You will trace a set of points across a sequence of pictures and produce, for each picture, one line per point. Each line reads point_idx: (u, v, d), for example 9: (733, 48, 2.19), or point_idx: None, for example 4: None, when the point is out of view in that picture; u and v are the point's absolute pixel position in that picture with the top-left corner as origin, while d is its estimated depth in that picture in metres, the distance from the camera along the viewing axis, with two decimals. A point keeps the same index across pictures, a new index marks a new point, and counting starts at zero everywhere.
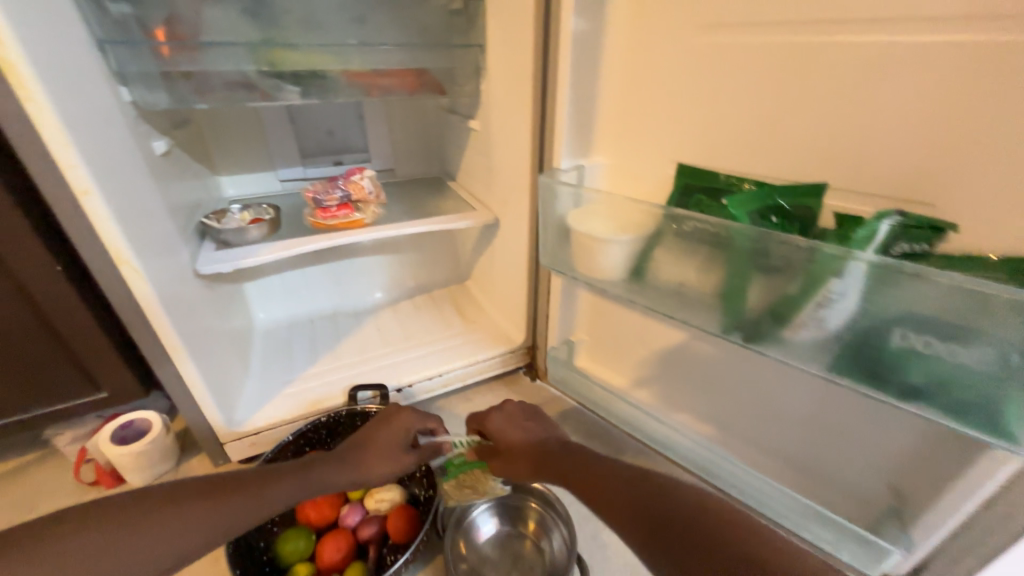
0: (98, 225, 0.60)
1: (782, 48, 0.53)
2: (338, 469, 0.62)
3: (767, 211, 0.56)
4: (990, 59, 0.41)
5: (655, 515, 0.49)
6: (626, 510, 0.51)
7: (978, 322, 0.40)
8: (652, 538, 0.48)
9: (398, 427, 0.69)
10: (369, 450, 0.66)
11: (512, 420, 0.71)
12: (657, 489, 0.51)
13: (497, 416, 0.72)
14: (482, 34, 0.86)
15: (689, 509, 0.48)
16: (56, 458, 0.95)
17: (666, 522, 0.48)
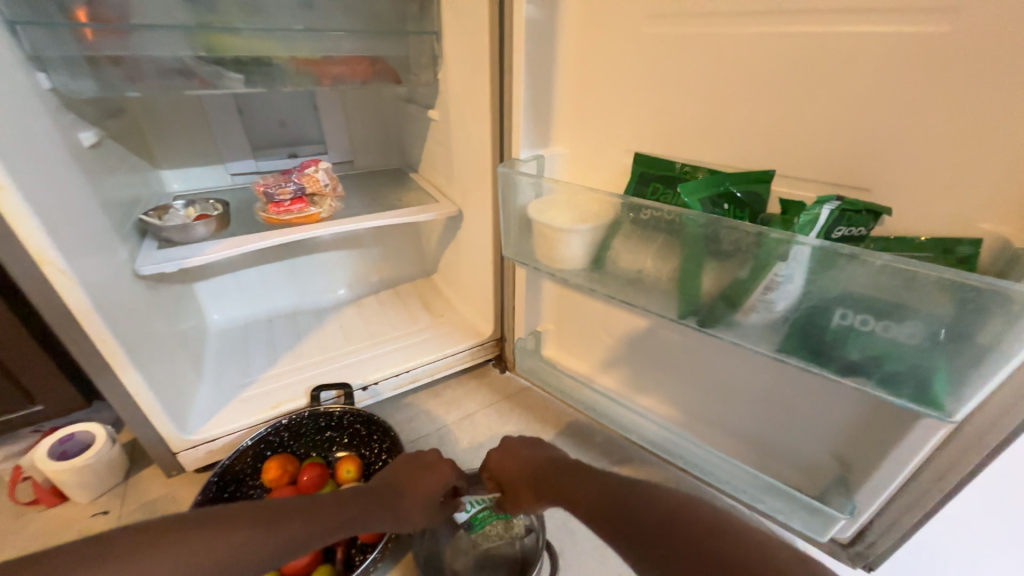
0: (16, 224, 0.55)
1: (729, 39, 0.54)
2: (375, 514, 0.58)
3: (719, 198, 0.57)
4: (915, 50, 0.44)
5: (649, 523, 0.46)
6: (601, 507, 0.51)
7: (909, 299, 0.43)
8: (621, 532, 0.48)
9: (438, 478, 0.65)
10: (406, 495, 0.63)
11: (511, 453, 0.68)
12: (648, 496, 0.49)
13: (497, 454, 0.70)
14: (437, 21, 0.83)
15: (686, 517, 0.45)
16: None
17: (660, 526, 0.45)
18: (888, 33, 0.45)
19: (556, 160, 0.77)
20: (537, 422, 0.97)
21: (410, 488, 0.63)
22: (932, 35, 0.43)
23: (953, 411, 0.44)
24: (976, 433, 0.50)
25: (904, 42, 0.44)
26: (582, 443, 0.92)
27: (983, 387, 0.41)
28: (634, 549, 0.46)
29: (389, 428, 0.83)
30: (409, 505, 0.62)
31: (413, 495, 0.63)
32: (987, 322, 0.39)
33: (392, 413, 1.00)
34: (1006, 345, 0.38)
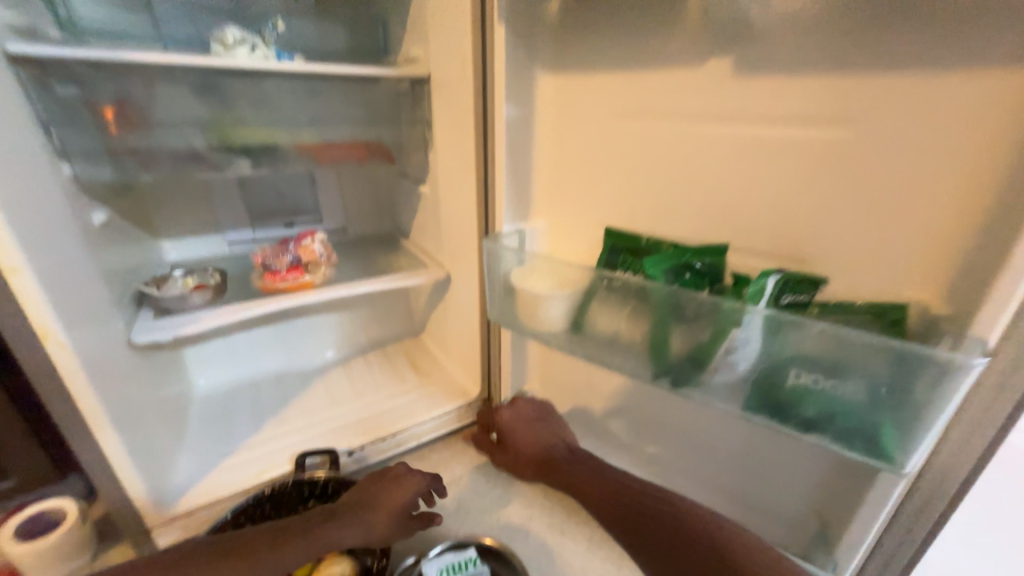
0: (26, 303, 0.57)
1: (678, 135, 0.64)
2: (352, 531, 0.62)
3: (681, 269, 0.63)
4: (825, 149, 0.53)
5: (675, 541, 0.58)
6: (628, 516, 0.64)
7: (850, 360, 0.49)
8: (647, 542, 0.60)
9: (407, 487, 0.70)
10: (379, 508, 0.66)
11: (522, 416, 0.88)
12: (681, 518, 0.60)
13: (508, 413, 0.88)
14: (428, 112, 0.94)
15: (707, 538, 0.56)
16: None
17: (685, 546, 0.57)
18: (802, 136, 0.55)
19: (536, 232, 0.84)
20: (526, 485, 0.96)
21: (382, 502, 0.67)
22: (836, 139, 0.52)
23: (903, 465, 0.47)
24: (933, 486, 0.52)
25: (816, 143, 0.54)
26: (572, 507, 0.91)
27: (925, 440, 0.45)
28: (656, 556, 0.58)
29: None
30: (384, 518, 0.66)
31: (386, 508, 0.67)
32: (919, 380, 0.44)
33: None
34: (937, 400, 0.43)
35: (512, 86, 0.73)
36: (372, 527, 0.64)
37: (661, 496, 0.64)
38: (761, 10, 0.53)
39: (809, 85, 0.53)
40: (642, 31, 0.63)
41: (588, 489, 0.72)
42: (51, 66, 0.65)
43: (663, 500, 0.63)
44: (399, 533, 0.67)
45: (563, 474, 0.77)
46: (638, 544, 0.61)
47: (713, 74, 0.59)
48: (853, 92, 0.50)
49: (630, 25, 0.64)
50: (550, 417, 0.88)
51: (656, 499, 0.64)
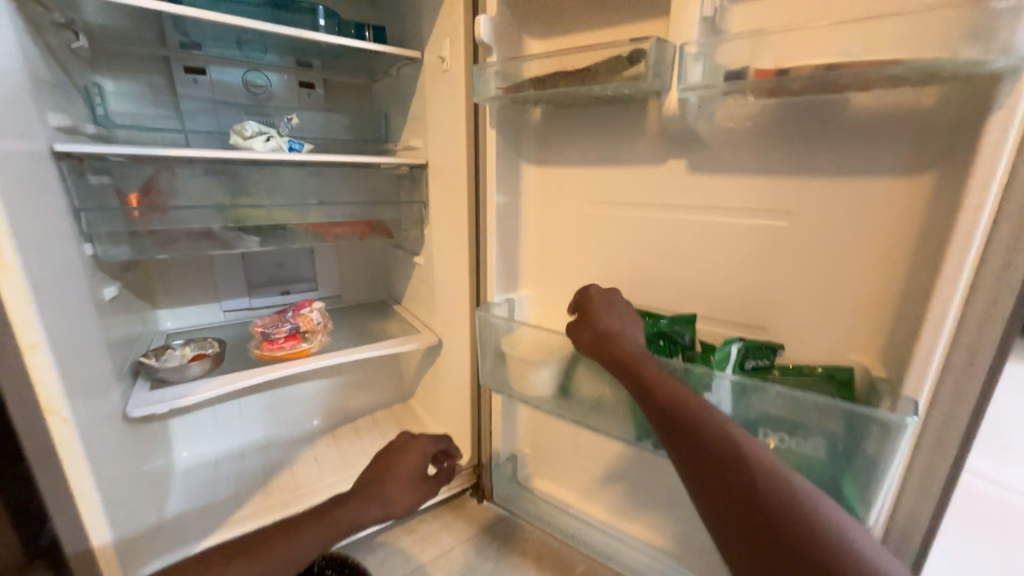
0: (38, 380, 0.60)
1: (646, 219, 0.74)
2: (371, 509, 0.63)
3: (655, 336, 0.71)
4: (767, 234, 0.63)
5: (750, 508, 0.41)
6: (704, 457, 0.46)
7: (808, 420, 0.54)
8: (717, 499, 0.44)
9: (416, 453, 0.71)
10: (392, 479, 0.67)
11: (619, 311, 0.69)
12: (773, 482, 0.42)
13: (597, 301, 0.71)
14: (424, 194, 1.05)
15: (786, 504, 0.40)
16: None
17: (764, 518, 0.40)
18: (749, 224, 0.64)
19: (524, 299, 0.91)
20: (517, 556, 0.94)
21: (394, 473, 0.68)
22: (775, 227, 0.62)
23: (866, 518, 0.52)
24: (899, 541, 0.57)
25: (760, 230, 0.64)
26: None
27: (881, 493, 0.50)
28: (714, 497, 0.44)
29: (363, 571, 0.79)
30: (398, 490, 0.66)
31: (399, 478, 0.67)
32: (868, 437, 0.50)
33: (364, 554, 0.95)
34: (884, 455, 0.48)
35: (502, 176, 0.83)
36: (389, 500, 0.65)
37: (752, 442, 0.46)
38: (706, 125, 0.65)
39: (750, 184, 0.63)
40: (612, 136, 0.75)
41: (663, 400, 0.53)
42: (87, 159, 0.72)
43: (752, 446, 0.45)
44: (417, 498, 0.68)
45: (636, 368, 0.59)
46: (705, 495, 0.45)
47: (672, 171, 0.70)
48: (786, 192, 0.61)
49: (602, 130, 0.76)
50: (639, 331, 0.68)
51: (747, 439, 0.46)
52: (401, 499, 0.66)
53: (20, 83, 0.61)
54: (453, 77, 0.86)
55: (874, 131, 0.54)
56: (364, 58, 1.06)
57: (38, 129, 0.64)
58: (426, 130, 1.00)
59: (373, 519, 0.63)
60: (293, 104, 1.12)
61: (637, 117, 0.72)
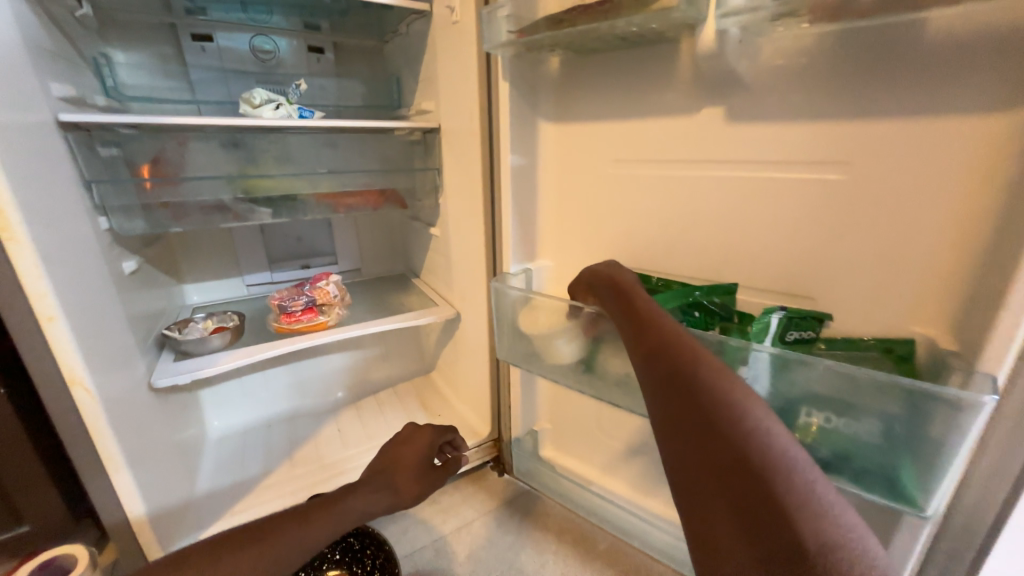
0: (58, 352, 0.60)
1: (678, 178, 0.67)
2: (382, 497, 0.65)
3: (688, 306, 0.63)
4: (816, 189, 0.56)
5: (723, 465, 0.39)
6: (682, 407, 0.43)
7: (860, 399, 0.48)
8: (690, 452, 0.42)
9: (422, 443, 0.74)
10: (401, 469, 0.70)
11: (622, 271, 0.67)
12: (755, 438, 0.39)
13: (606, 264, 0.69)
14: (438, 160, 1.00)
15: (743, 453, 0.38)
16: None
17: (729, 469, 0.39)
18: (799, 179, 0.57)
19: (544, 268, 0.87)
20: (538, 530, 0.93)
21: (402, 463, 0.71)
22: (827, 181, 0.55)
23: (926, 508, 0.46)
24: (961, 532, 0.51)
25: (812, 186, 0.56)
26: (586, 553, 0.88)
27: (945, 482, 0.44)
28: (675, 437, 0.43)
29: (384, 540, 0.81)
30: (408, 478, 0.69)
31: (407, 467, 0.70)
32: (930, 421, 0.44)
33: (387, 523, 0.96)
34: (950, 441, 0.43)
35: (517, 136, 0.77)
36: (398, 489, 0.67)
37: (743, 394, 0.42)
38: (747, 65, 0.57)
39: (800, 132, 0.55)
40: (639, 86, 0.67)
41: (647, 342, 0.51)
42: (97, 131, 0.72)
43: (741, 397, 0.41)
44: (428, 486, 0.70)
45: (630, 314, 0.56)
46: (676, 446, 0.43)
47: (707, 122, 0.62)
48: (845, 139, 0.52)
49: (627, 79, 0.68)
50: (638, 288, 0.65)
51: (724, 382, 0.42)
52: (410, 486, 0.69)
53: (18, 49, 0.60)
54: (463, 29, 0.79)
55: (958, 57, 0.44)
56: (373, 16, 1.00)
57: (41, 98, 0.63)
58: (438, 90, 0.94)
59: (381, 508, 0.64)
60: (303, 70, 1.07)
61: (667, 61, 0.64)
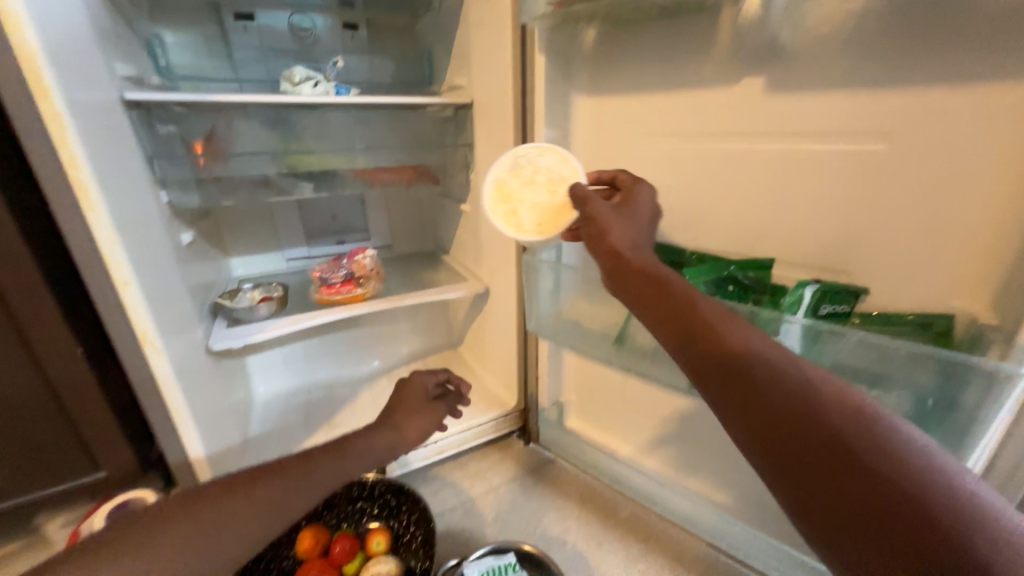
0: (132, 311, 0.67)
1: (714, 151, 0.67)
2: (384, 435, 0.64)
3: (723, 281, 0.64)
4: (861, 161, 0.54)
5: (878, 504, 0.33)
6: (804, 442, 0.37)
7: (892, 372, 0.49)
8: (818, 487, 0.36)
9: (416, 385, 0.71)
10: (402, 412, 0.68)
11: (638, 238, 0.58)
12: (895, 459, 0.34)
13: (619, 227, 0.58)
14: (470, 137, 1.02)
15: (903, 491, 0.33)
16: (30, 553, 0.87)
17: (891, 512, 0.33)
18: (848, 150, 0.55)
19: (519, 162, 0.70)
20: (563, 496, 0.98)
21: (401, 406, 0.69)
22: (872, 152, 0.53)
23: None
24: None
25: (863, 157, 0.54)
26: (609, 519, 0.92)
27: (975, 450, 0.46)
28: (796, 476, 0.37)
29: (419, 498, 0.86)
30: (406, 418, 0.68)
31: (406, 408, 0.69)
32: (964, 392, 0.44)
33: (419, 484, 1.02)
34: (983, 413, 0.43)
35: (550, 110, 0.78)
36: (399, 427, 0.66)
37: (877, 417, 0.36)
38: (791, 32, 0.56)
39: (845, 102, 0.54)
40: (677, 55, 0.66)
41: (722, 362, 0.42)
42: (154, 109, 0.76)
43: (846, 404, 0.37)
44: (432, 422, 0.69)
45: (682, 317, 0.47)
46: (801, 484, 0.37)
47: (747, 93, 0.61)
48: (896, 108, 0.51)
49: (665, 50, 0.68)
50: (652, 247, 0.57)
51: (849, 410, 0.37)
52: (414, 421, 0.68)
53: (86, 29, 0.64)
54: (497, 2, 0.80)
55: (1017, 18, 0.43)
56: None
57: (108, 78, 0.68)
58: (470, 65, 0.95)
59: (383, 444, 0.63)
60: (338, 47, 1.09)
61: (706, 29, 0.63)
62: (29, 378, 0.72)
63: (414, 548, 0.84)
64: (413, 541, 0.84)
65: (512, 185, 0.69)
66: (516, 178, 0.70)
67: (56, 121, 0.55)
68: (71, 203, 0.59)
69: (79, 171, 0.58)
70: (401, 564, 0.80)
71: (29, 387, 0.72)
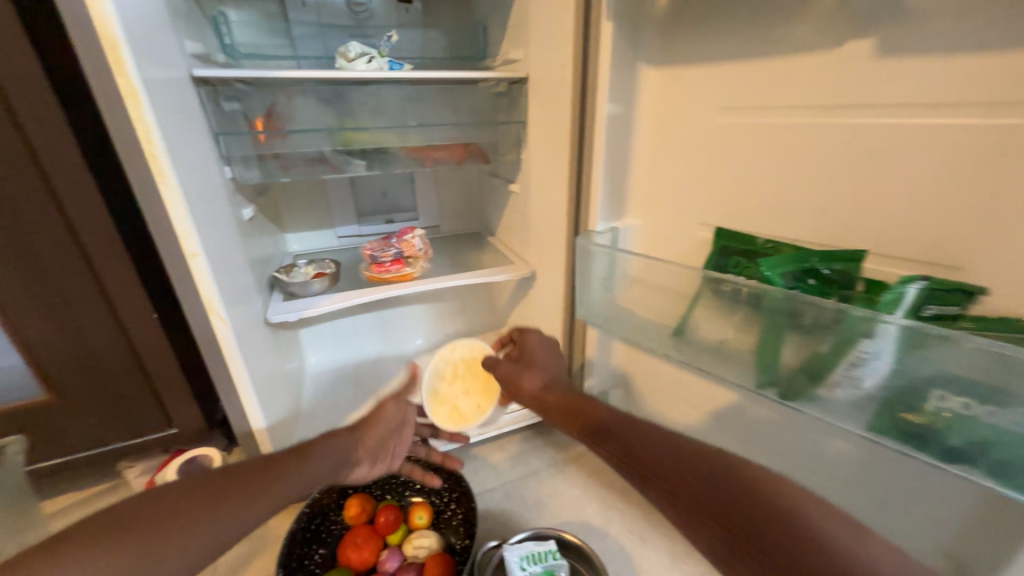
0: (200, 280, 0.70)
1: (808, 127, 0.59)
2: (340, 439, 0.68)
3: (802, 273, 0.60)
4: (991, 137, 0.45)
5: (720, 510, 0.43)
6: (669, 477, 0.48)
7: (1010, 384, 0.41)
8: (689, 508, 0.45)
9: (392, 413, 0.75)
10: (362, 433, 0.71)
11: (543, 374, 0.76)
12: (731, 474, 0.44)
13: (528, 376, 0.76)
14: (523, 113, 0.98)
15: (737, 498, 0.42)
16: (114, 492, 0.96)
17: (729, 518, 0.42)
18: (1009, 125, 0.44)
19: (442, 369, 0.97)
20: (604, 487, 0.96)
21: (364, 425, 0.72)
22: (1005, 126, 0.44)
23: None
24: None
25: (1014, 134, 0.44)
26: (651, 515, 0.89)
27: None
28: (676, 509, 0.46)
29: (461, 476, 0.88)
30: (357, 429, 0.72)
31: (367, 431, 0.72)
32: None
33: (460, 462, 1.04)
34: None
35: (615, 81, 0.72)
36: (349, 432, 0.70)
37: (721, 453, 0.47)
38: None
39: (973, 66, 0.45)
40: (765, 17, 0.59)
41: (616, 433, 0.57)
42: (220, 85, 0.78)
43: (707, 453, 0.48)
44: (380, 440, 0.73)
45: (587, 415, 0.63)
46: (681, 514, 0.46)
47: (850, 58, 0.53)
48: None
49: (750, 12, 0.60)
50: (554, 382, 0.74)
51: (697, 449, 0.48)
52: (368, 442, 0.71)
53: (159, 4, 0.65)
54: None
55: None
56: None
57: (179, 55, 0.70)
58: (527, 37, 0.90)
59: (336, 446, 0.67)
60: (392, 23, 1.08)
61: None
62: (112, 337, 0.78)
63: (454, 525, 0.86)
64: (454, 518, 0.86)
65: (444, 388, 0.96)
66: (444, 381, 0.97)
67: (132, 96, 0.57)
68: (146, 176, 0.61)
69: (153, 144, 0.60)
70: (441, 540, 0.83)
71: (111, 345, 0.79)
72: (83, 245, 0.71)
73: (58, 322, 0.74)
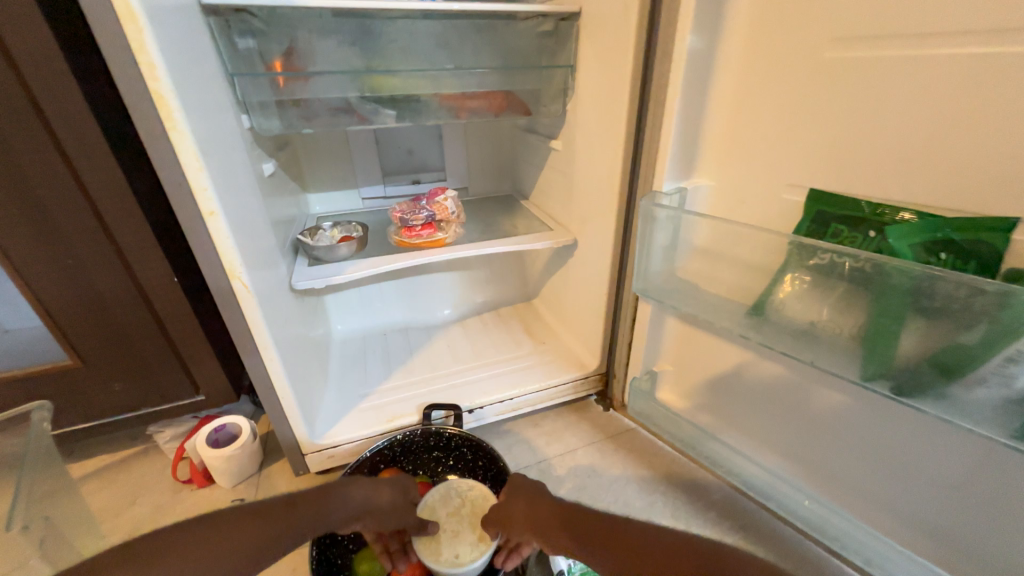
0: (219, 242, 0.63)
1: (969, 58, 0.45)
2: (360, 487, 0.59)
3: (933, 246, 0.52)
4: None
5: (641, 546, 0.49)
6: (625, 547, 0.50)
7: None
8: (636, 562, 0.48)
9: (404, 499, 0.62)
10: (383, 488, 0.61)
11: (534, 499, 0.59)
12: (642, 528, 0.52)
13: (518, 504, 0.60)
14: (573, 56, 0.85)
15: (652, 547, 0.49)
16: (146, 456, 0.95)
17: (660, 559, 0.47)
18: None
19: (451, 494, 0.74)
20: (646, 469, 0.90)
21: (388, 481, 0.62)
22: None
23: None
24: None
25: None
26: (698, 501, 0.84)
27: None
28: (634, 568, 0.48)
29: (496, 456, 0.82)
30: (383, 481, 0.61)
31: (390, 489, 0.61)
32: None
33: (493, 438, 0.99)
34: None
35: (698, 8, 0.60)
36: (379, 482, 0.61)
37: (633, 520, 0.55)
38: None
39: None
40: None
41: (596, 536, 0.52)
42: (233, 18, 0.69)
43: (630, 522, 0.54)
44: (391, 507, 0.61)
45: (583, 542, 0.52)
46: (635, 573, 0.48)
47: None
48: None
49: None
50: (550, 510, 0.57)
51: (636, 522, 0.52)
52: (382, 498, 0.60)
53: None
54: None
55: None
56: None
57: None
58: None
59: (357, 497, 0.58)
60: None
61: None
62: (131, 301, 0.73)
63: None
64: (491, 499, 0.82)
65: (439, 513, 0.71)
66: (446, 505, 0.72)
67: (132, 21, 0.48)
68: (154, 120, 0.53)
69: (159, 82, 0.51)
70: None
71: (131, 309, 0.74)
72: (94, 200, 0.64)
73: (75, 284, 0.70)
